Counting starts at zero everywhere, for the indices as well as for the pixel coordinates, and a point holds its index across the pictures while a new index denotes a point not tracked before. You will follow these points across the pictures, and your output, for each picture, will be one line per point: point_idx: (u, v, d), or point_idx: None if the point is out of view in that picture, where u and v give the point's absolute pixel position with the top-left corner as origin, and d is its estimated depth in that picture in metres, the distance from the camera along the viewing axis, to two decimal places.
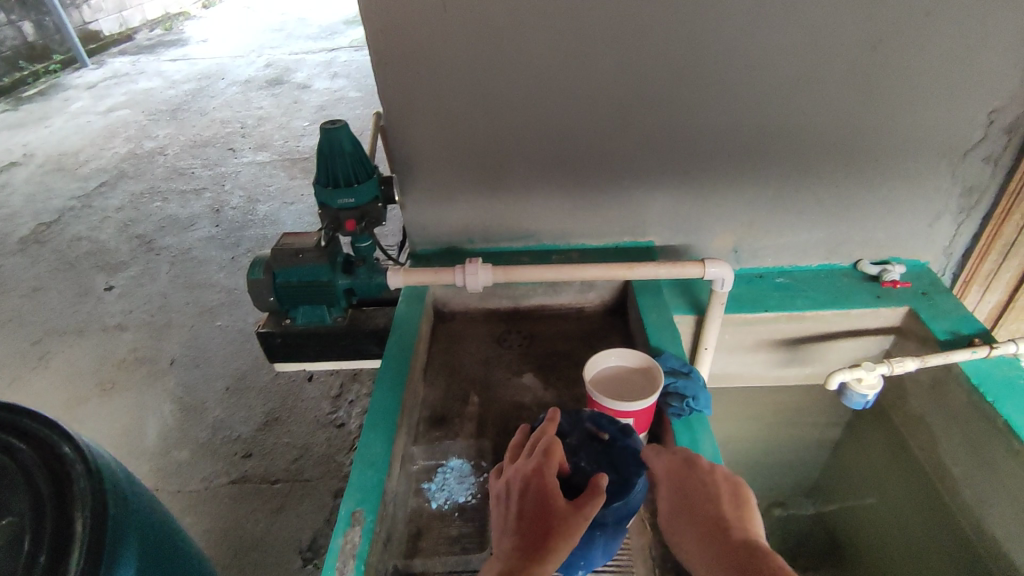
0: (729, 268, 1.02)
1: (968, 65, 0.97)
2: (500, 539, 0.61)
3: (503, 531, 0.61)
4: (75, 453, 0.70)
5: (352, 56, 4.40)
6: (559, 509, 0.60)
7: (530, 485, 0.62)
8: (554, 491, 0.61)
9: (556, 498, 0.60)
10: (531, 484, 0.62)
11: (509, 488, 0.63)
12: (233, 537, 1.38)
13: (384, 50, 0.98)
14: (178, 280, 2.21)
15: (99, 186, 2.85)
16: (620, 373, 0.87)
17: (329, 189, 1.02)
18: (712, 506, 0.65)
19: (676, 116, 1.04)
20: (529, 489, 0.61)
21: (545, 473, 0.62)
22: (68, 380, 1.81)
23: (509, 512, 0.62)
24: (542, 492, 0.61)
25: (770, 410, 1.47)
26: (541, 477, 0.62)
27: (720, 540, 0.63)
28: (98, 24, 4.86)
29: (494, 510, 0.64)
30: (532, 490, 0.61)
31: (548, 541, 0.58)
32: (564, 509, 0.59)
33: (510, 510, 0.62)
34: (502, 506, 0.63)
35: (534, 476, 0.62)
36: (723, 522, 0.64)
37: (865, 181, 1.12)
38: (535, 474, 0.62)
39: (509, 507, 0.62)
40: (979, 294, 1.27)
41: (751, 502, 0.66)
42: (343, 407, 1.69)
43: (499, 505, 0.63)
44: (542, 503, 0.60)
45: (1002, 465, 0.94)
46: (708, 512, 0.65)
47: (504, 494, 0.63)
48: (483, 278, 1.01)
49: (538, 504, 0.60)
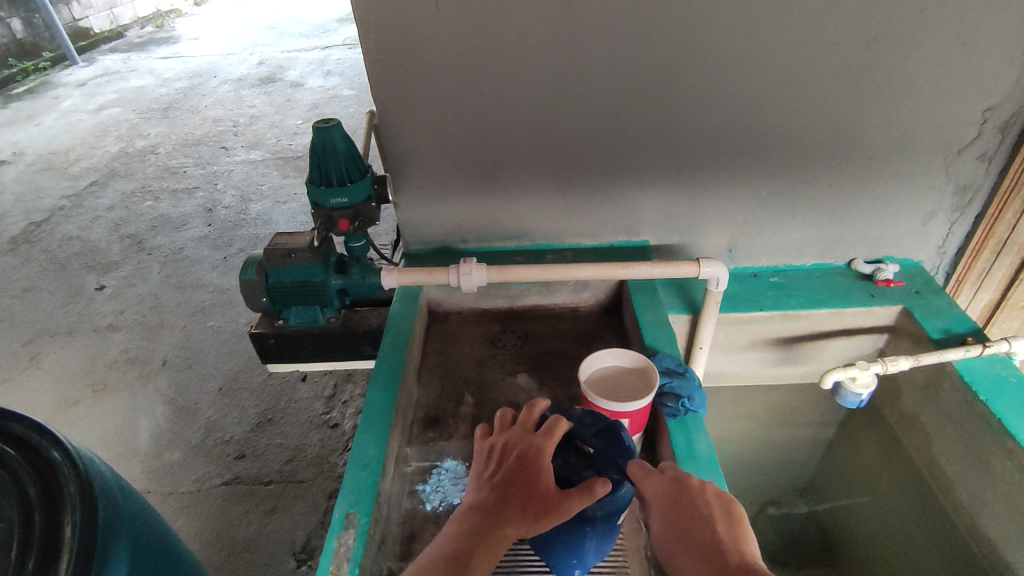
0: (724, 268, 1.02)
1: (961, 64, 0.98)
2: (477, 489, 0.63)
3: (483, 483, 0.63)
4: (64, 456, 0.70)
5: (345, 54, 4.38)
6: (545, 487, 0.60)
7: (525, 454, 0.63)
8: (546, 471, 0.61)
9: (547, 477, 0.61)
10: (526, 454, 0.63)
11: (504, 449, 0.65)
12: (226, 538, 1.37)
13: (378, 48, 0.97)
14: (170, 280, 2.19)
15: (89, 185, 2.83)
16: (615, 374, 0.86)
17: (322, 189, 1.01)
18: (707, 529, 0.59)
19: (671, 114, 1.04)
20: (524, 458, 0.63)
21: (543, 451, 0.63)
22: (58, 381, 1.79)
23: (496, 469, 0.64)
24: (534, 466, 0.62)
25: (764, 409, 1.47)
26: (538, 451, 0.63)
27: (720, 567, 0.57)
28: (88, 21, 4.81)
29: (480, 463, 0.66)
30: (525, 459, 0.63)
31: (524, 509, 0.59)
32: (551, 490, 0.60)
33: (497, 468, 0.63)
34: (490, 461, 0.65)
35: (532, 450, 0.63)
36: (722, 546, 0.58)
37: (859, 180, 1.12)
38: (534, 448, 0.63)
39: (497, 464, 0.64)
40: (972, 293, 1.27)
41: (744, 518, 0.61)
42: (337, 408, 1.68)
43: (487, 460, 0.65)
44: (531, 473, 0.61)
45: (996, 463, 0.95)
46: (704, 537, 0.59)
47: (497, 452, 0.65)
48: (478, 277, 1.01)
49: (527, 474, 0.61)
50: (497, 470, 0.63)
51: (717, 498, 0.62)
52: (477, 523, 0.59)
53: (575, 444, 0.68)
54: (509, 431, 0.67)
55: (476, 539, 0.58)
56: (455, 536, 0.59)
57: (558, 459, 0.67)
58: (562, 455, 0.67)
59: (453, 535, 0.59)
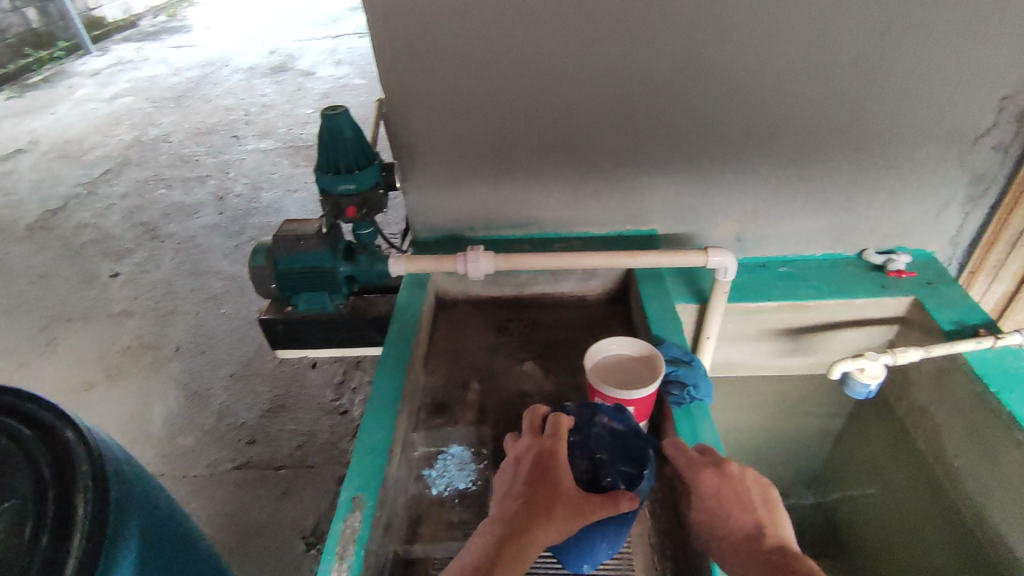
0: (732, 257, 1.01)
1: (977, 52, 0.96)
2: (500, 501, 0.62)
3: (505, 495, 0.62)
4: (77, 436, 0.71)
5: (355, 43, 4.36)
6: (567, 488, 0.61)
7: (541, 459, 0.63)
8: (563, 470, 0.62)
9: (565, 477, 0.62)
10: (541, 458, 0.63)
11: (519, 460, 0.65)
12: (236, 521, 1.39)
13: (387, 36, 0.97)
14: (182, 267, 2.21)
15: (104, 173, 2.86)
16: (621, 362, 0.87)
17: (330, 176, 1.01)
18: (748, 514, 0.65)
19: (682, 102, 1.03)
20: (540, 460, 0.63)
21: (556, 451, 0.64)
22: (74, 366, 1.82)
23: (514, 479, 0.63)
24: (551, 468, 0.62)
25: (773, 400, 1.46)
26: (553, 452, 0.64)
27: (759, 548, 0.63)
28: (101, 10, 4.85)
29: (498, 476, 0.65)
30: (541, 462, 0.63)
31: (550, 511, 0.59)
32: (574, 491, 0.61)
33: (515, 478, 0.63)
34: (508, 474, 0.65)
35: (546, 453, 0.64)
36: (760, 530, 0.64)
37: (872, 169, 1.10)
38: (546, 451, 0.64)
39: (515, 475, 0.64)
40: (986, 283, 1.25)
41: (778, 505, 0.67)
42: (346, 395, 1.70)
43: (504, 472, 0.65)
44: (549, 474, 0.62)
45: (1005, 455, 0.94)
46: (746, 522, 0.65)
47: (512, 463, 0.66)
48: (485, 265, 1.00)
49: (546, 477, 0.62)
50: (516, 480, 0.63)
51: (755, 484, 0.67)
52: (504, 532, 0.58)
53: (594, 438, 0.69)
54: (525, 439, 0.67)
55: (506, 548, 0.57)
56: (481, 550, 0.57)
57: (582, 458, 0.68)
58: (586, 453, 0.68)
59: (479, 549, 0.58)
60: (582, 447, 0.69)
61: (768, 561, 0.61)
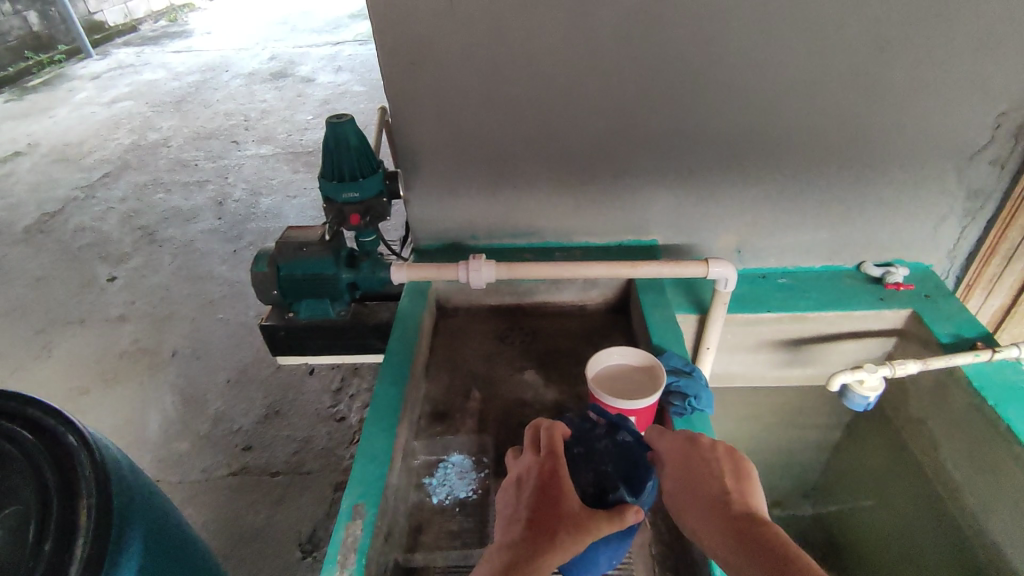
0: (733, 268, 1.01)
1: (975, 69, 0.97)
2: (504, 525, 0.61)
3: (508, 519, 0.61)
4: (79, 440, 0.71)
5: (356, 50, 4.39)
6: (571, 509, 0.61)
7: (543, 480, 0.63)
8: (566, 489, 0.62)
9: (569, 497, 0.61)
10: (543, 479, 0.63)
11: (521, 480, 0.64)
12: (232, 527, 1.38)
13: (393, 45, 0.98)
14: (180, 272, 2.21)
15: (102, 177, 2.85)
16: (621, 372, 0.87)
17: (334, 183, 1.02)
18: (716, 482, 0.61)
19: (685, 114, 1.04)
20: (541, 482, 0.63)
21: (558, 470, 0.63)
22: (69, 371, 1.81)
23: (517, 501, 0.62)
24: (554, 489, 0.62)
25: (772, 410, 1.46)
26: (554, 472, 0.63)
27: (724, 515, 0.59)
28: (103, 15, 4.87)
29: (499, 498, 0.64)
30: (544, 484, 0.62)
31: (556, 533, 0.58)
32: (578, 510, 0.61)
33: (518, 500, 0.62)
34: (510, 496, 0.64)
35: (547, 473, 0.63)
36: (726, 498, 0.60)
37: (870, 183, 1.12)
38: (548, 471, 0.63)
39: (518, 496, 0.63)
40: (982, 297, 1.27)
41: (755, 477, 0.62)
42: (344, 401, 1.69)
43: (506, 493, 0.64)
44: (553, 496, 0.61)
45: (1001, 469, 0.95)
46: (712, 490, 0.61)
47: (514, 484, 0.65)
48: (487, 274, 1.01)
49: (549, 499, 0.61)
50: (520, 503, 0.62)
51: (727, 455, 0.64)
52: (511, 557, 0.56)
53: (598, 452, 0.70)
54: (525, 459, 0.66)
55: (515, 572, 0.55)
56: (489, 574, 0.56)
57: (587, 472, 0.68)
58: (592, 467, 0.68)
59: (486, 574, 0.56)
60: (587, 462, 0.69)
61: (733, 530, 0.57)
